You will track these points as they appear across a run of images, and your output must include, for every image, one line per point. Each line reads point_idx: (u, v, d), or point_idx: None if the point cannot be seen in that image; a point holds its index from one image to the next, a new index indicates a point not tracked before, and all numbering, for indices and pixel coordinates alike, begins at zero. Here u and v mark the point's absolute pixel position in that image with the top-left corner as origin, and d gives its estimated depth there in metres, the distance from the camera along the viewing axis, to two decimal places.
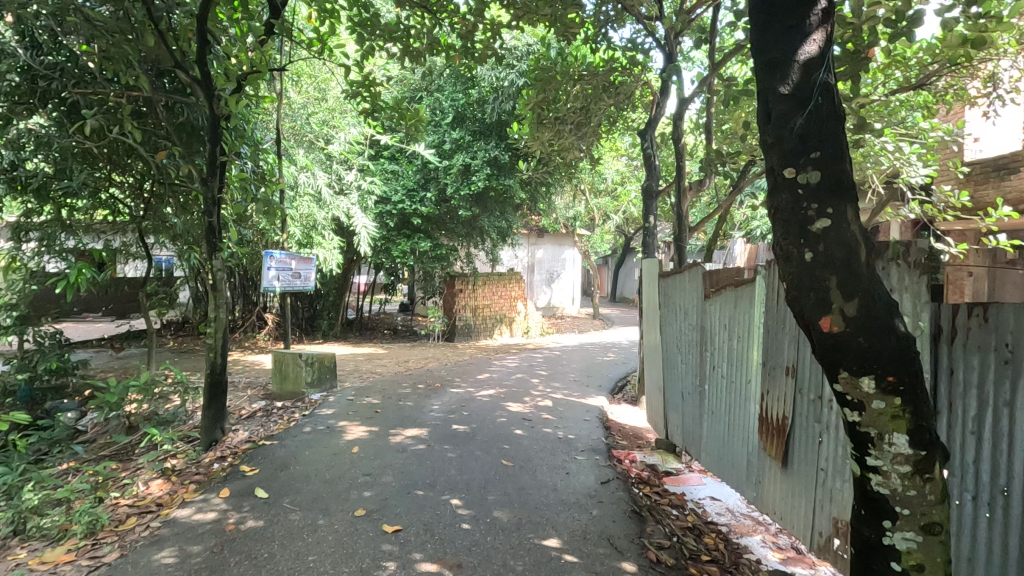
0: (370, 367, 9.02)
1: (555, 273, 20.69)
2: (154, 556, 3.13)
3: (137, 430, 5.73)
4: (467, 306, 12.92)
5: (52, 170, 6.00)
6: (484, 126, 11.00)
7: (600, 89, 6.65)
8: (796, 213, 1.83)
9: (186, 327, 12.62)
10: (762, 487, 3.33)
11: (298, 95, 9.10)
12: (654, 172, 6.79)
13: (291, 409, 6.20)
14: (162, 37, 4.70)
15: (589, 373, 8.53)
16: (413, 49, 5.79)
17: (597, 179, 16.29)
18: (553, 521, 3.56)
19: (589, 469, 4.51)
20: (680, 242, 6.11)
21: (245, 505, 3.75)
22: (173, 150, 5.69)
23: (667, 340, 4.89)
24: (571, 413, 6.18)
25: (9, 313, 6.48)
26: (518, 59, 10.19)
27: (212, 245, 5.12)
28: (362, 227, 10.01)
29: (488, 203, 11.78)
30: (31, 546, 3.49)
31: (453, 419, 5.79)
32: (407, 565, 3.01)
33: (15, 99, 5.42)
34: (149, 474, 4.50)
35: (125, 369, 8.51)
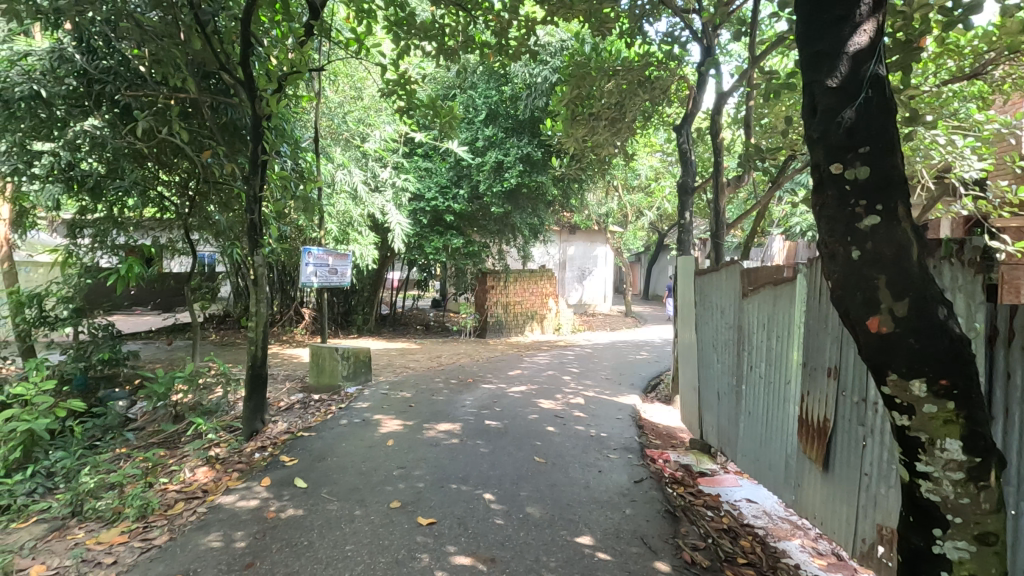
0: (403, 362, 9.17)
1: (587, 271, 20.59)
2: (201, 540, 3.27)
3: (183, 419, 5.97)
4: (499, 302, 12.97)
5: (104, 170, 6.23)
6: (517, 123, 11.00)
7: (635, 85, 6.57)
8: (842, 210, 1.78)
9: (227, 320, 13.06)
10: (801, 491, 3.25)
11: (335, 94, 9.30)
12: (690, 168, 6.68)
13: (327, 402, 6.35)
14: (207, 40, 4.86)
15: (621, 371, 8.46)
16: (448, 47, 5.84)
17: (630, 175, 16.13)
18: (585, 518, 3.55)
19: (622, 467, 4.48)
20: (717, 239, 5.98)
21: (285, 494, 3.87)
22: (217, 150, 5.88)
23: (703, 339, 4.81)
24: (603, 411, 6.14)
25: (66, 306, 6.77)
26: (552, 55, 10.12)
27: (254, 241, 5.28)
28: (397, 223, 10.16)
29: (520, 200, 11.80)
30: (88, 527, 3.68)
31: (485, 414, 5.84)
32: (442, 558, 3.05)
33: (71, 102, 5.71)
34: (194, 462, 4.69)
35: (171, 360, 8.87)
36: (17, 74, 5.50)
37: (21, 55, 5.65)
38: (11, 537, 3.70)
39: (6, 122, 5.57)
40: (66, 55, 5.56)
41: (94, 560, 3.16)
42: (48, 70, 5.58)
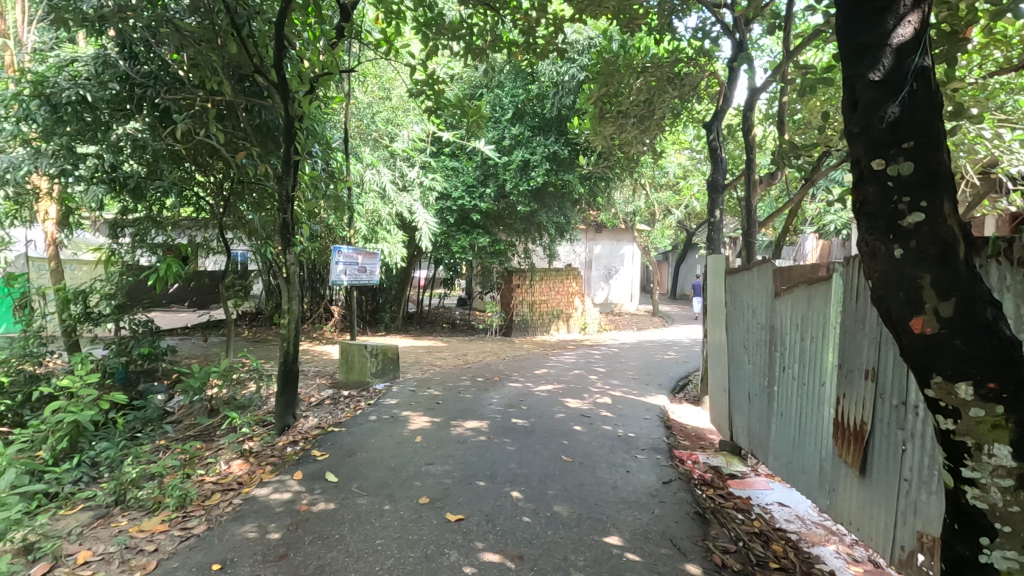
0: (431, 359, 9.26)
1: (614, 269, 20.43)
2: (237, 530, 3.36)
3: (218, 413, 6.15)
4: (525, 301, 12.98)
5: (144, 170, 6.45)
6: (544, 121, 10.97)
7: (663, 82, 6.48)
8: (885, 207, 1.73)
9: (259, 318, 13.38)
10: (836, 495, 3.17)
11: (364, 94, 9.43)
12: (720, 165, 6.57)
13: (357, 398, 6.46)
14: (243, 44, 4.99)
15: (649, 371, 8.38)
16: (476, 47, 5.86)
17: (658, 172, 15.94)
18: (613, 519, 3.54)
19: (650, 468, 4.45)
20: (749, 238, 5.87)
21: (317, 488, 3.95)
22: (251, 151, 6.04)
23: (734, 339, 4.73)
24: (630, 412, 6.10)
25: (109, 303, 7.05)
26: (579, 53, 10.04)
27: (286, 240, 5.40)
28: (424, 222, 10.26)
29: (547, 198, 11.81)
30: (130, 515, 3.81)
31: (511, 413, 5.86)
32: (471, 554, 3.08)
33: (115, 107, 5.91)
34: (229, 454, 4.82)
35: (207, 356, 9.14)
36: (64, 79, 5.65)
37: (69, 61, 5.82)
38: (59, 523, 3.86)
39: (54, 125, 5.81)
40: (110, 60, 5.76)
41: (137, 547, 3.28)
42: (93, 76, 5.74)
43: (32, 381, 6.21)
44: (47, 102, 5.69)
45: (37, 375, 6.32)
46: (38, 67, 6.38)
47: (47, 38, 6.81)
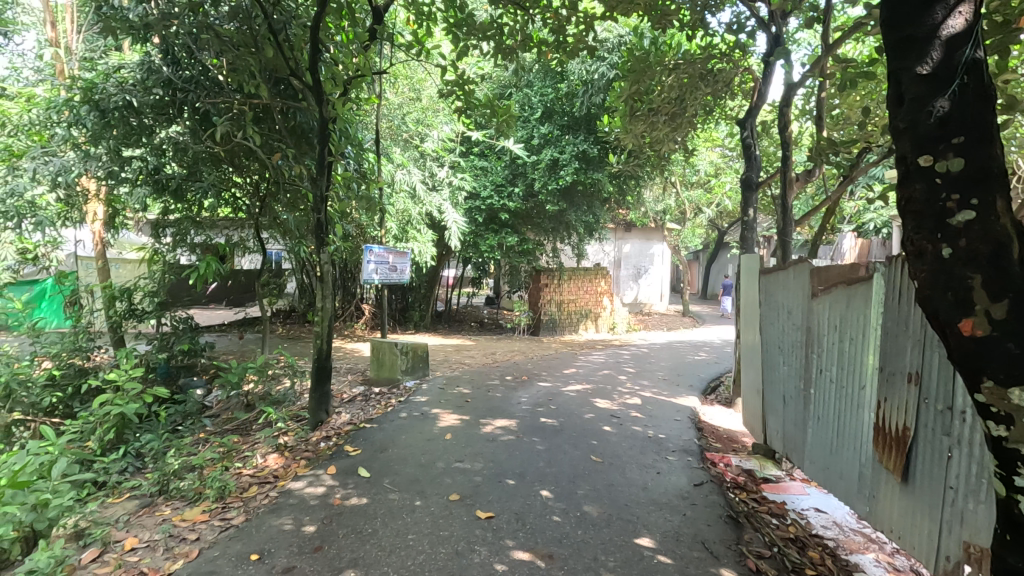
0: (459, 358, 9.32)
1: (643, 268, 20.21)
2: (274, 522, 3.46)
3: (254, 407, 6.32)
4: (553, 300, 12.96)
5: (185, 172, 6.61)
6: (574, 120, 10.92)
7: (696, 79, 6.38)
8: (932, 205, 1.67)
9: (293, 315, 13.70)
10: (876, 502, 3.08)
11: (395, 95, 9.56)
12: (754, 163, 6.44)
13: (387, 395, 6.55)
14: (279, 48, 5.12)
15: (679, 372, 8.28)
16: (506, 46, 5.86)
17: (689, 170, 15.71)
18: (644, 520, 3.51)
19: (681, 470, 4.40)
20: (784, 237, 5.74)
21: (350, 482, 4.03)
22: (287, 152, 6.19)
23: (768, 340, 4.62)
24: (661, 412, 6.04)
25: (151, 300, 7.32)
26: (609, 51, 9.95)
27: (320, 240, 5.52)
28: (453, 222, 10.34)
29: (575, 198, 11.77)
30: (173, 505, 3.96)
31: (540, 412, 5.87)
32: (501, 552, 3.09)
33: (160, 110, 6.12)
34: (265, 448, 4.95)
35: (243, 352, 9.40)
36: (112, 85, 5.89)
37: (116, 69, 6.08)
38: (108, 510, 4.04)
39: (102, 130, 6.01)
40: (154, 67, 5.89)
41: (179, 536, 3.40)
42: (139, 82, 5.93)
43: (81, 374, 6.47)
44: (96, 107, 5.89)
45: (85, 368, 6.59)
46: (88, 74, 6.69)
47: (96, 46, 7.11)
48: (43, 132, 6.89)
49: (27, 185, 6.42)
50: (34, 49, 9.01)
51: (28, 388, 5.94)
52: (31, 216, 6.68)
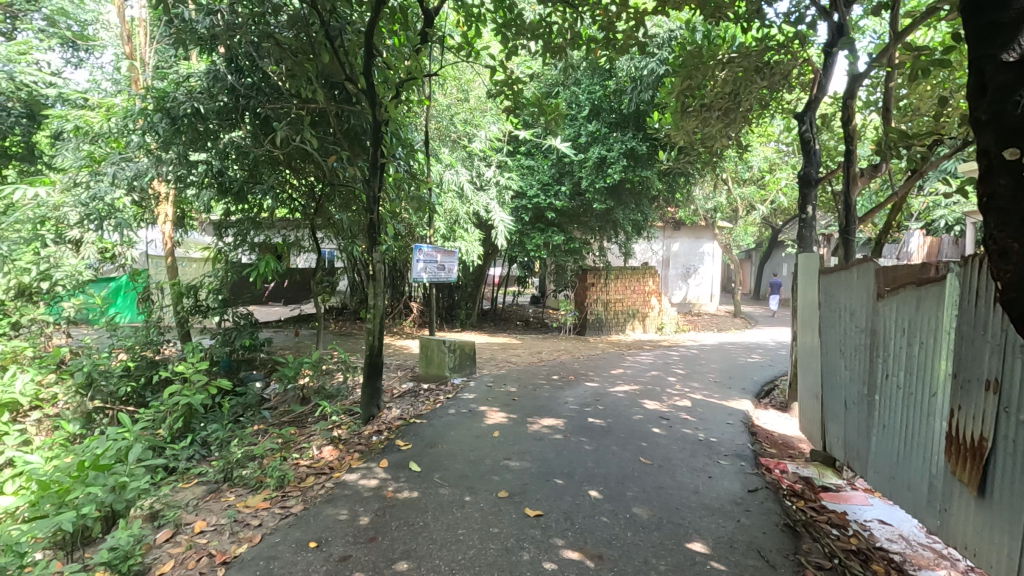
0: (505, 356, 9.39)
1: (692, 267, 19.75)
2: (330, 512, 3.59)
3: (309, 401, 6.56)
4: (599, 299, 12.83)
5: (246, 175, 6.79)
6: (622, 117, 10.78)
7: (751, 72, 6.20)
8: (1018, 201, 1.56)
9: (345, 312, 14.15)
10: (947, 516, 2.91)
11: (444, 97, 9.72)
12: (814, 158, 6.18)
13: (436, 391, 6.67)
14: (335, 54, 5.30)
15: (731, 374, 8.05)
16: (555, 45, 5.85)
17: (742, 167, 15.24)
18: (695, 524, 3.44)
19: (735, 475, 4.28)
20: (846, 236, 5.48)
21: (401, 476, 4.13)
22: (341, 155, 6.40)
23: (828, 343, 4.43)
24: (712, 415, 5.89)
25: (215, 297, 7.71)
26: (659, 46, 9.74)
27: (372, 240, 5.67)
28: (500, 220, 10.40)
29: (624, 195, 11.62)
30: (237, 491, 4.17)
31: (588, 412, 5.83)
32: (550, 550, 3.10)
33: (224, 116, 6.39)
34: (321, 440, 5.12)
35: (298, 347, 9.79)
36: (182, 94, 6.28)
37: (185, 78, 6.46)
38: (179, 494, 4.30)
39: (172, 136, 6.42)
40: (218, 74, 6.16)
41: (243, 521, 3.57)
42: (205, 90, 6.25)
43: (152, 366, 6.85)
44: (167, 114, 6.31)
45: (155, 361, 6.99)
46: (160, 83, 7.14)
47: (167, 57, 7.56)
48: (120, 139, 7.37)
49: (107, 188, 6.93)
50: (111, 63, 9.65)
51: (107, 377, 6.36)
52: (112, 218, 7.16)
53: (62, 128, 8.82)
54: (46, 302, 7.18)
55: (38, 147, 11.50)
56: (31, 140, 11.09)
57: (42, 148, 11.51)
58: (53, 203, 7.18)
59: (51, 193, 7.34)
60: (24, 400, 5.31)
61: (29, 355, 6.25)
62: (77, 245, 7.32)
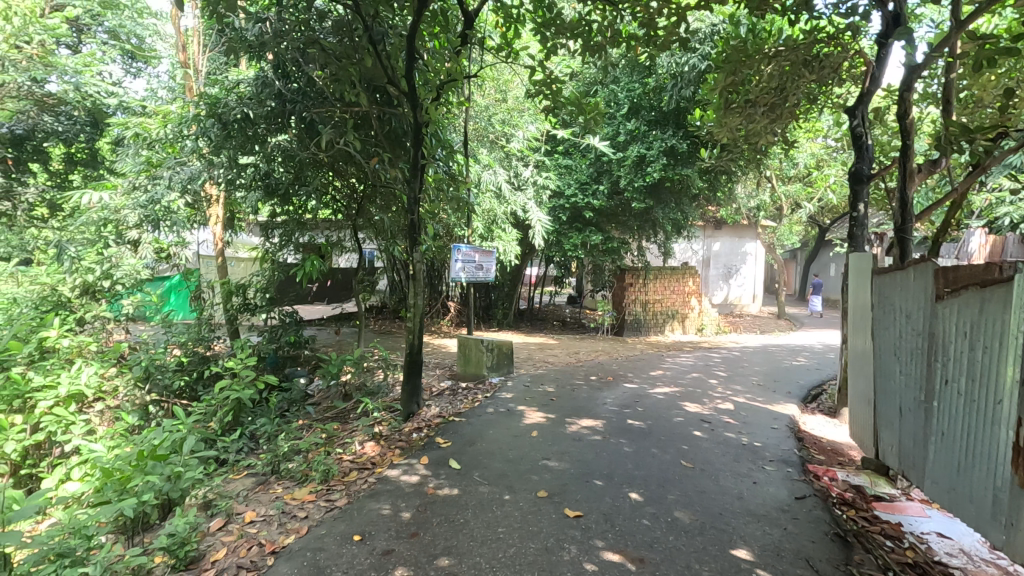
0: (543, 356, 9.37)
1: (734, 268, 19.26)
2: (374, 507, 3.67)
3: (352, 397, 6.71)
4: (638, 300, 12.64)
5: (292, 178, 6.98)
6: (662, 115, 10.62)
7: (799, 66, 6.03)
8: None
9: (384, 311, 14.42)
10: (1014, 531, 2.75)
11: (483, 98, 9.79)
12: (867, 154, 5.93)
13: (474, 390, 6.72)
14: (378, 57, 5.40)
15: (775, 377, 7.81)
16: (595, 43, 5.79)
17: (786, 164, 14.79)
18: (740, 531, 3.36)
19: (781, 481, 4.16)
20: (902, 234, 5.24)
21: (442, 473, 4.19)
22: (383, 156, 6.51)
23: (881, 346, 4.24)
24: (756, 419, 5.73)
25: (263, 295, 7.99)
26: (702, 41, 9.54)
27: (413, 240, 5.76)
28: (538, 220, 10.39)
29: (663, 194, 11.44)
30: (285, 484, 4.31)
31: (627, 413, 5.76)
32: (590, 551, 3.09)
33: (272, 120, 6.56)
34: (363, 436, 5.23)
35: (340, 345, 10.03)
36: (233, 100, 6.51)
37: (236, 85, 6.68)
38: (231, 485, 4.48)
39: (222, 140, 6.67)
40: (267, 81, 6.38)
41: (291, 513, 3.69)
42: (255, 96, 6.46)
43: (203, 361, 7.14)
44: (219, 120, 6.55)
45: (207, 356, 7.28)
46: (213, 90, 7.44)
47: (219, 65, 7.87)
48: (176, 144, 7.75)
49: (164, 192, 7.39)
50: (167, 73, 10.09)
51: (162, 371, 6.68)
52: (168, 220, 7.64)
53: (123, 135, 9.31)
54: (108, 300, 7.42)
55: (101, 154, 12.16)
56: (94, 147, 11.75)
57: (105, 155, 12.19)
58: (115, 206, 7.64)
59: (114, 197, 7.83)
60: (89, 391, 5.63)
61: (93, 349, 6.61)
62: (134, 245, 7.87)
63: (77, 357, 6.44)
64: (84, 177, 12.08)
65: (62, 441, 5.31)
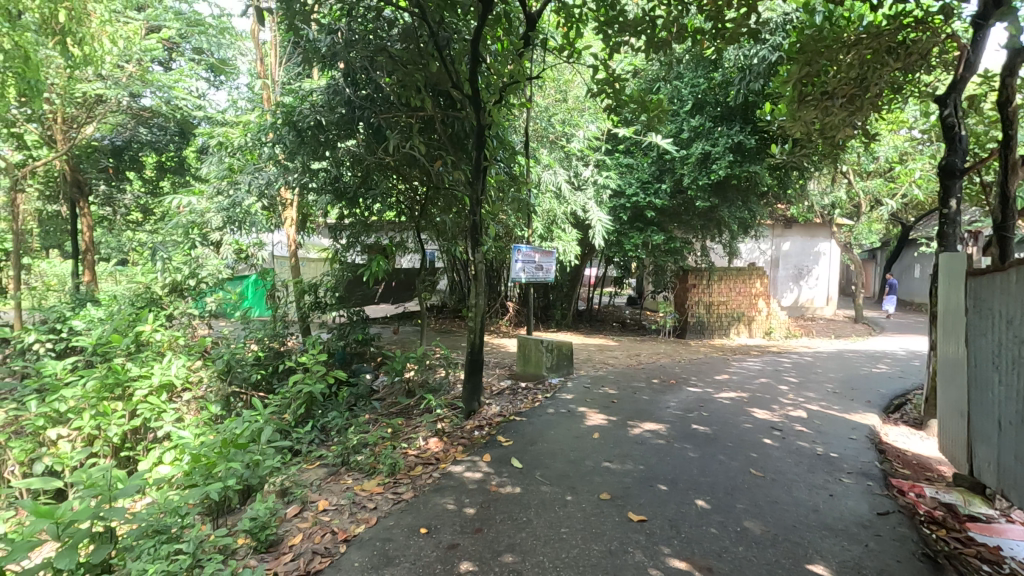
0: (603, 358, 9.28)
1: (805, 268, 18.32)
2: (439, 501, 3.76)
3: (415, 394, 6.90)
4: (701, 302, 12.27)
5: (360, 181, 7.22)
6: (728, 110, 10.27)
7: (882, 53, 5.71)
8: None
9: (444, 310, 14.72)
10: None
11: (543, 99, 9.83)
12: (960, 146, 5.48)
13: (533, 390, 6.75)
14: (444, 63, 5.52)
15: (852, 385, 7.36)
16: (660, 39, 5.63)
17: (865, 158, 13.93)
18: (816, 546, 3.19)
19: (861, 495, 3.92)
20: (1002, 232, 4.81)
21: (503, 471, 4.24)
22: (446, 158, 6.64)
23: (976, 354, 3.91)
24: (832, 429, 5.43)
25: (332, 294, 8.37)
26: (773, 32, 9.12)
27: (475, 241, 5.85)
28: (598, 220, 10.27)
29: (729, 193, 11.03)
30: (354, 475, 4.49)
31: (692, 418, 5.61)
32: (656, 557, 3.03)
33: (342, 127, 6.76)
34: (426, 432, 5.35)
35: (403, 343, 10.33)
36: (307, 108, 6.77)
37: (309, 93, 6.95)
38: (305, 475, 4.72)
39: (297, 147, 6.99)
40: (337, 89, 6.55)
41: (361, 503, 3.84)
42: (326, 103, 6.68)
43: (278, 356, 7.53)
44: (295, 127, 6.86)
45: (281, 352, 7.67)
46: (288, 99, 7.84)
47: (293, 75, 8.28)
48: (255, 151, 8.23)
49: (243, 196, 8.10)
50: (246, 86, 10.73)
51: (241, 364, 7.09)
52: (246, 222, 8.50)
53: (207, 144, 9.98)
54: (193, 297, 7.92)
55: (187, 162, 13.07)
56: (182, 155, 12.68)
57: (190, 162, 13.10)
58: (201, 210, 8.59)
59: (201, 201, 8.71)
60: (178, 381, 6.07)
61: (181, 343, 7.10)
62: (218, 246, 8.58)
63: (167, 349, 6.95)
64: (173, 183, 13.06)
65: (156, 427, 5.76)
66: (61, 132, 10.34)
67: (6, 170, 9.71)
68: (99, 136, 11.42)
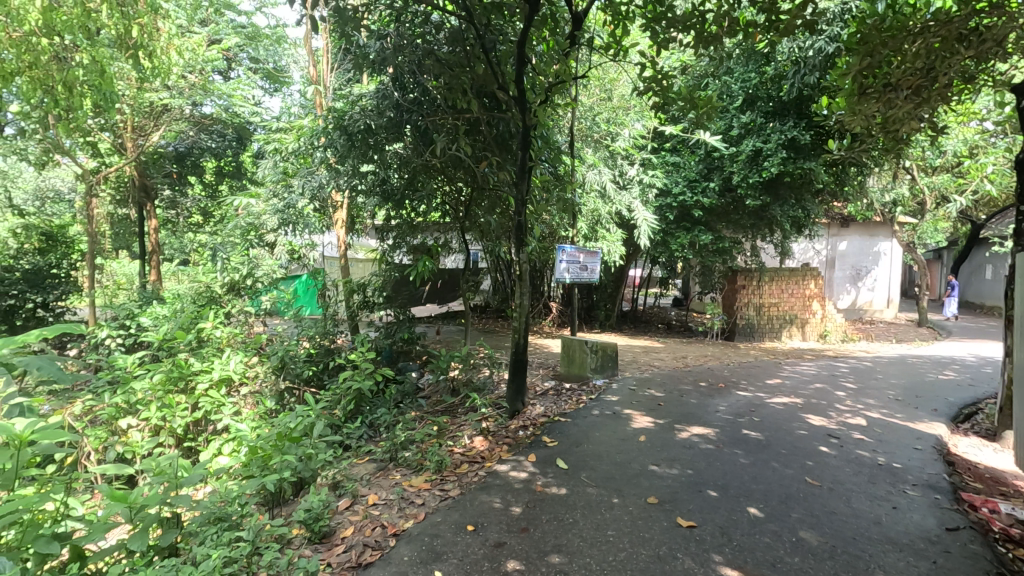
0: (648, 360, 9.13)
1: (863, 269, 17.51)
2: (485, 499, 3.80)
3: (459, 392, 6.97)
4: (751, 303, 11.88)
5: (406, 183, 7.35)
6: (781, 105, 9.91)
7: (952, 42, 5.41)
8: None
9: (488, 310, 14.83)
10: None
11: (588, 98, 9.76)
12: None
13: (578, 391, 6.72)
14: (491, 65, 5.57)
15: (916, 392, 6.98)
16: (709, 33, 5.48)
17: (931, 152, 13.16)
18: (878, 560, 3.04)
19: (927, 509, 3.71)
20: None
21: (549, 471, 4.23)
22: (492, 159, 6.71)
23: None
24: (895, 438, 5.15)
25: (380, 293, 8.56)
26: (830, 22, 8.74)
27: (519, 241, 5.87)
28: (643, 220, 10.11)
29: (782, 191, 10.64)
30: (402, 471, 4.59)
31: (742, 423, 5.45)
32: (707, 565, 2.96)
33: (389, 130, 6.88)
34: (471, 430, 5.40)
35: (447, 342, 10.48)
36: (357, 112, 6.96)
37: (359, 98, 7.13)
38: (355, 469, 4.86)
39: (347, 150, 7.13)
40: (386, 93, 6.73)
41: (409, 499, 3.92)
42: (376, 107, 6.84)
43: (328, 353, 7.76)
44: (345, 131, 7.00)
45: (331, 348, 7.90)
46: (339, 104, 8.07)
47: (345, 81, 8.53)
48: (308, 155, 8.52)
49: (297, 198, 8.43)
50: (300, 92, 11.10)
51: (294, 361, 7.34)
52: (301, 222, 8.89)
53: (263, 148, 10.38)
54: (249, 296, 8.23)
55: (244, 166, 13.65)
56: (240, 160, 13.24)
57: (246, 167, 13.65)
58: (258, 213, 9.03)
59: (258, 203, 9.10)
60: (236, 375, 6.35)
61: (239, 339, 7.44)
62: (272, 247, 8.90)
63: (226, 346, 7.29)
64: (230, 186, 13.67)
65: (216, 419, 6.04)
66: (131, 139, 10.98)
67: (83, 176, 10.39)
68: (164, 143, 12.06)
